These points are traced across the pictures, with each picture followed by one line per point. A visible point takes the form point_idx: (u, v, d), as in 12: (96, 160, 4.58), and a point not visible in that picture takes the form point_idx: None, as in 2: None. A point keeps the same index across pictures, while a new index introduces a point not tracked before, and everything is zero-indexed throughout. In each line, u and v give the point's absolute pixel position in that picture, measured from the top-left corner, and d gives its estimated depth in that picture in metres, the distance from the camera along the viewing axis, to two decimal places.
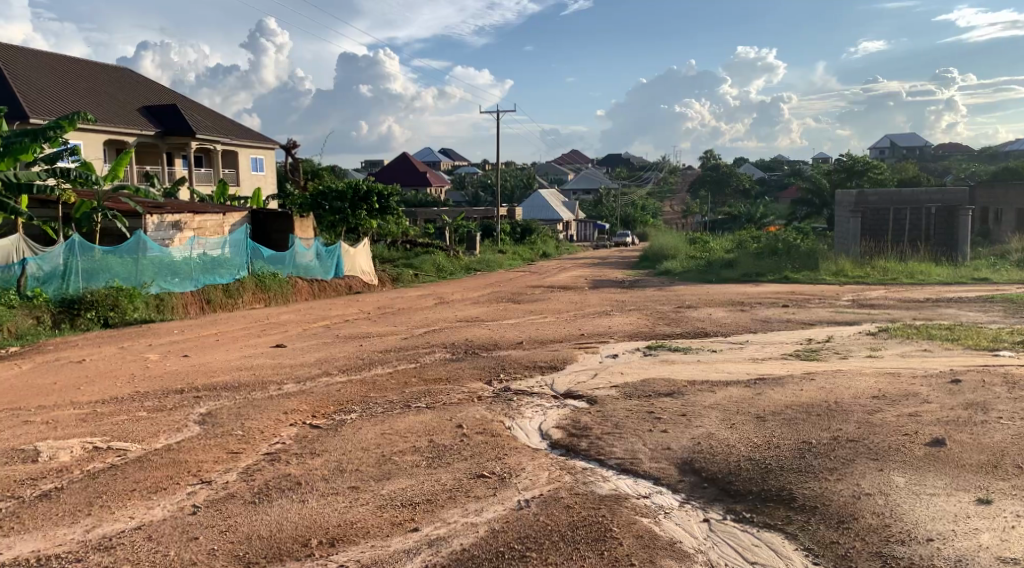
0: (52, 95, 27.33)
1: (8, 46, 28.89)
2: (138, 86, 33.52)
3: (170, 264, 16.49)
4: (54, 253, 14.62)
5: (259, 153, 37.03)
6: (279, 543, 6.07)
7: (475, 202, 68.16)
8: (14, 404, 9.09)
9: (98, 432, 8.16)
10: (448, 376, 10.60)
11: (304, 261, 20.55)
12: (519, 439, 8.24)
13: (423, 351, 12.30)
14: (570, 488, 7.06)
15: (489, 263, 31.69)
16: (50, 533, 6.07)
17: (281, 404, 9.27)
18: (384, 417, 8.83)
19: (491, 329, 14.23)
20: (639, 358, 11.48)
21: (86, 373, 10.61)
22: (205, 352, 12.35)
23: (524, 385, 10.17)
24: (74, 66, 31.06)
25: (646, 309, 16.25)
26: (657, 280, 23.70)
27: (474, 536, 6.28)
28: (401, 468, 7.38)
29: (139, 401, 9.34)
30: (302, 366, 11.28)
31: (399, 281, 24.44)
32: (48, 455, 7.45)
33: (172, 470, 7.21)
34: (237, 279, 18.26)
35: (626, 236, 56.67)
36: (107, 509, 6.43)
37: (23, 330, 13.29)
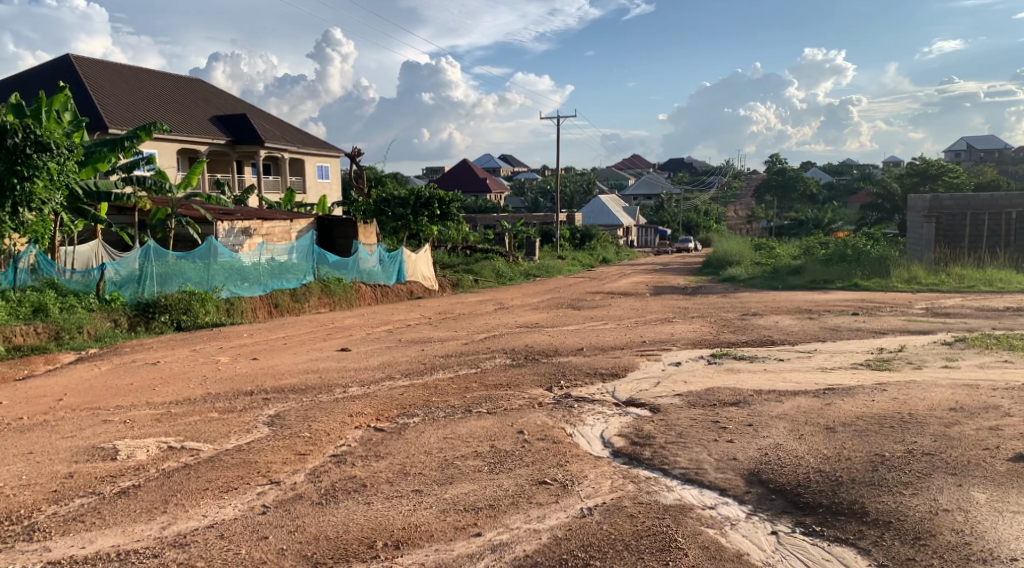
0: (128, 106, 28.32)
1: (88, 58, 30.05)
2: (209, 97, 34.49)
3: (238, 269, 16.93)
4: (130, 258, 15.12)
5: (325, 161, 37.76)
6: (346, 544, 6.17)
7: (535, 207, 68.31)
8: (94, 403, 9.44)
9: (172, 431, 8.42)
10: (508, 383, 10.60)
11: (367, 266, 20.87)
12: (579, 446, 8.22)
13: (484, 356, 12.38)
14: (633, 497, 7.00)
15: (549, 269, 31.73)
16: (128, 529, 6.27)
17: (346, 407, 9.40)
18: (446, 422, 8.89)
19: (551, 335, 14.24)
20: (703, 366, 11.34)
21: (160, 375, 10.96)
22: (273, 355, 12.64)
23: (584, 392, 10.13)
24: (149, 77, 32.14)
25: (710, 316, 16.02)
26: (721, 286, 23.34)
27: (538, 543, 6.28)
28: (463, 472, 7.43)
29: (211, 402, 9.61)
30: (366, 369, 11.44)
31: (459, 287, 24.61)
32: (126, 453, 7.70)
33: (242, 470, 7.40)
34: (302, 284, 18.64)
35: (689, 241, 56.05)
36: (181, 507, 6.62)
37: (102, 333, 13.73)
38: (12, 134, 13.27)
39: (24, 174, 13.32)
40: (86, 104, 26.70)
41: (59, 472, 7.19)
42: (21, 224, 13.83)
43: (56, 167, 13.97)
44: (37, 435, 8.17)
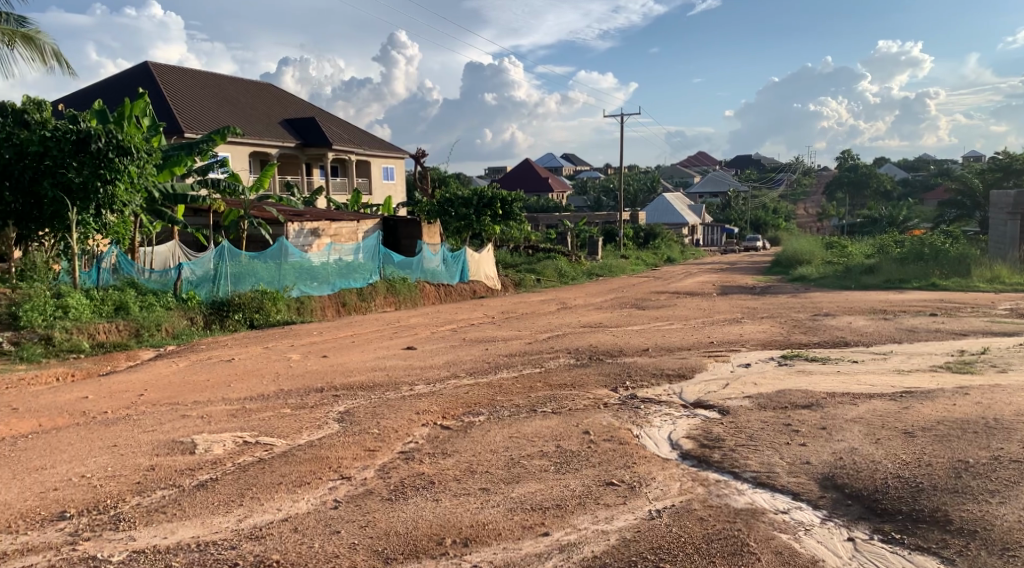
0: (202, 111, 29.15)
1: (166, 65, 31.07)
2: (279, 101, 35.26)
3: (309, 268, 17.32)
4: (206, 258, 15.56)
5: (390, 162, 38.24)
6: (415, 540, 6.23)
7: (598, 207, 67.96)
8: (172, 399, 9.75)
9: (248, 427, 8.64)
10: (573, 382, 10.58)
11: (431, 266, 21.07)
12: (647, 448, 8.15)
13: (548, 356, 12.36)
14: (703, 500, 6.91)
15: (612, 268, 31.56)
16: (207, 520, 6.45)
17: (413, 405, 9.51)
18: (512, 421, 8.91)
19: (615, 335, 14.12)
20: (773, 368, 11.12)
21: (234, 371, 11.27)
22: (342, 353, 12.86)
23: (651, 393, 10.04)
24: (222, 82, 33.06)
25: (779, 316, 15.69)
26: (790, 286, 22.87)
27: (606, 544, 6.25)
28: (530, 472, 7.44)
29: (284, 398, 9.83)
30: (432, 368, 11.55)
31: (522, 286, 24.67)
32: (204, 448, 7.93)
33: (314, 466, 7.54)
34: (369, 283, 18.95)
35: (756, 240, 55.11)
36: (257, 501, 6.79)
37: (179, 330, 14.17)
38: (95, 139, 13.73)
39: (107, 177, 13.87)
40: (163, 109, 27.60)
41: (141, 464, 7.44)
42: (104, 225, 14.55)
43: (136, 170, 14.50)
44: (120, 428, 8.47)
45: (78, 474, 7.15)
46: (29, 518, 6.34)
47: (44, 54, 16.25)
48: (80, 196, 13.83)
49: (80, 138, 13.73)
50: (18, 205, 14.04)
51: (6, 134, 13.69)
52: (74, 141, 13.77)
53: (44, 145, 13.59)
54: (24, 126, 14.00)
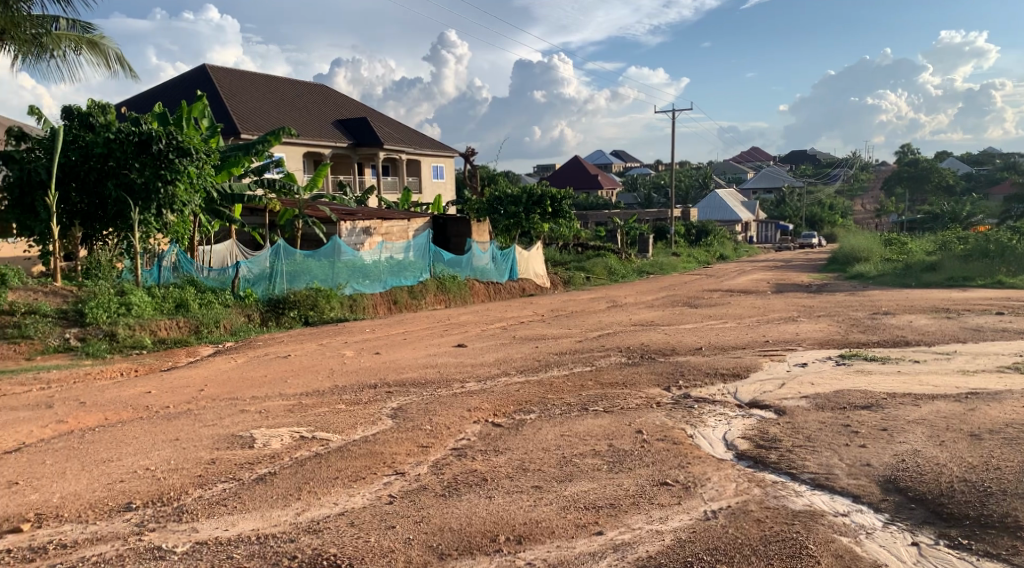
0: (258, 112, 29.70)
1: (223, 67, 31.74)
2: (331, 101, 35.73)
3: (361, 267, 17.53)
4: (261, 256, 15.85)
5: (440, 161, 38.47)
6: (469, 537, 6.26)
7: (649, 203, 67.41)
8: (231, 394, 9.96)
9: (304, 421, 8.79)
10: (625, 381, 10.53)
11: (481, 264, 21.14)
12: (702, 448, 8.06)
13: (599, 354, 12.31)
14: (760, 502, 6.81)
15: (664, 266, 31.28)
16: (267, 514, 6.57)
17: (465, 402, 9.55)
18: (562, 419, 8.90)
19: (667, 334, 13.99)
20: (831, 367, 10.91)
21: (290, 367, 11.47)
22: (394, 350, 12.99)
23: (705, 393, 9.93)
24: (277, 83, 33.65)
25: (837, 315, 15.38)
26: (848, 284, 22.39)
27: (660, 544, 6.20)
28: (582, 470, 7.42)
29: (338, 394, 9.97)
30: (483, 365, 11.58)
31: (572, 284, 24.62)
32: (262, 442, 8.09)
33: (369, 461, 7.63)
34: (419, 281, 19.12)
35: (811, 237, 54.11)
36: (315, 495, 6.90)
37: (237, 327, 14.48)
38: (157, 140, 14.18)
39: (167, 177, 14.27)
40: (221, 111, 28.21)
41: (203, 458, 7.61)
42: (165, 224, 14.88)
43: (195, 171, 14.91)
44: (182, 422, 8.69)
45: (143, 466, 7.34)
46: (98, 509, 6.51)
47: (107, 59, 16.71)
48: (142, 196, 14.19)
49: (142, 139, 14.17)
50: (84, 206, 14.46)
51: (72, 137, 14.12)
52: (137, 142, 14.20)
53: (108, 148, 14.04)
54: (89, 129, 14.45)
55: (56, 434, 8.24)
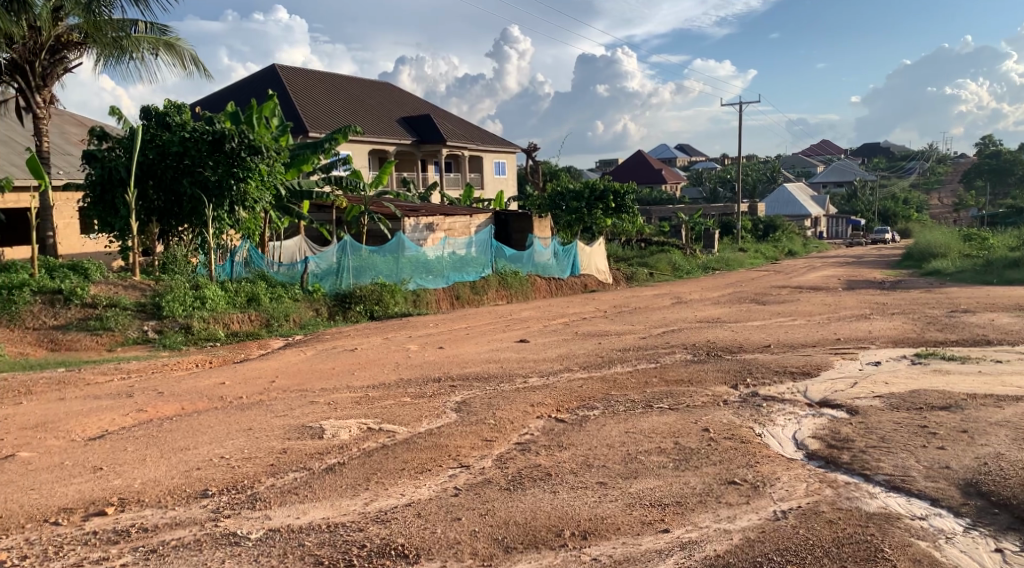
0: (325, 110, 30.26)
1: (292, 67, 32.39)
2: (396, 99, 36.16)
3: (424, 262, 17.71)
4: (329, 252, 16.17)
5: (502, 157, 38.59)
6: (534, 531, 6.27)
7: (715, 198, 66.41)
8: (301, 385, 10.18)
9: (371, 413, 8.93)
10: (690, 378, 10.41)
11: (543, 260, 21.15)
12: (771, 447, 7.90)
13: (664, 351, 12.19)
14: (832, 502, 6.66)
15: (730, 262, 30.79)
16: (336, 503, 6.70)
17: (528, 397, 9.56)
18: (627, 416, 8.84)
19: (734, 331, 13.76)
20: (906, 367, 10.59)
21: (357, 360, 11.66)
22: (458, 345, 13.08)
23: (773, 391, 9.75)
24: (343, 82, 34.21)
25: (913, 313, 14.89)
26: (924, 281, 21.66)
27: (729, 543, 6.11)
28: (648, 468, 7.35)
29: (403, 387, 10.09)
30: (545, 361, 11.58)
31: (635, 280, 24.44)
32: (331, 433, 8.23)
33: (434, 453, 7.70)
34: (481, 276, 19.22)
35: (884, 232, 52.61)
36: (382, 485, 7.00)
37: (305, 320, 14.77)
38: (229, 139, 14.58)
39: (240, 175, 14.63)
40: (289, 110, 28.81)
41: (275, 447, 7.79)
42: (238, 220, 15.30)
43: (266, 169, 15.29)
44: (255, 412, 8.92)
45: (217, 455, 7.55)
46: (177, 495, 6.72)
47: (183, 60, 17.23)
48: (215, 193, 14.58)
49: (216, 138, 14.58)
50: (161, 203, 14.92)
51: (149, 136, 14.60)
52: (210, 141, 14.61)
53: (184, 146, 14.49)
54: (166, 128, 14.90)
55: (137, 422, 8.54)
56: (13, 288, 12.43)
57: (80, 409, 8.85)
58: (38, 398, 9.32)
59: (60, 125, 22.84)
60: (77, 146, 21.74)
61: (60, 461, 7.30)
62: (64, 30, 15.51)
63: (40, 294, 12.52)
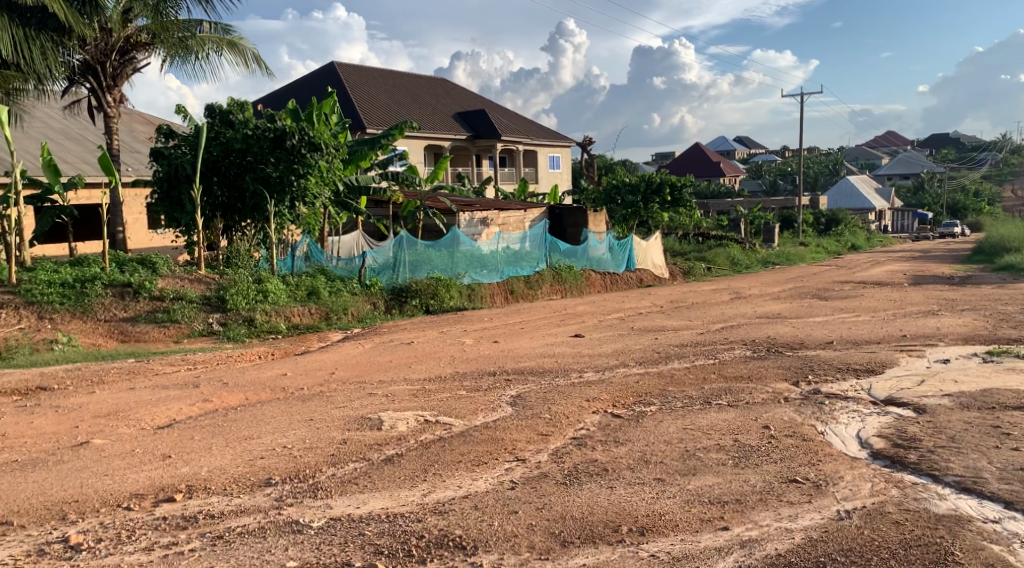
0: (382, 106, 30.58)
1: (350, 64, 32.81)
2: (452, 95, 36.34)
3: (479, 257, 17.79)
4: (386, 246, 16.33)
5: (557, 151, 38.51)
6: (591, 526, 6.25)
7: (775, 191, 65.20)
8: (360, 377, 10.34)
9: (428, 406, 9.00)
10: (750, 375, 10.25)
11: (598, 254, 21.04)
12: (833, 446, 7.73)
13: (722, 347, 12.03)
14: (898, 503, 6.48)
15: (790, 256, 30.20)
16: (395, 493, 6.77)
17: (584, 392, 9.53)
18: (685, 413, 8.74)
19: (795, 326, 13.51)
20: (977, 365, 10.26)
21: (414, 353, 11.77)
22: (513, 339, 13.10)
23: (836, 389, 9.54)
24: (399, 78, 34.54)
25: (985, 309, 14.40)
26: (995, 276, 20.95)
27: (791, 542, 6.01)
28: (706, 465, 7.27)
29: (459, 380, 10.15)
30: (601, 356, 11.52)
31: (691, 275, 24.16)
32: (389, 424, 8.32)
33: (491, 446, 7.73)
34: (536, 271, 19.21)
35: (953, 226, 51.02)
36: (440, 477, 7.06)
37: (362, 314, 14.96)
38: (291, 136, 14.79)
39: (300, 171, 14.90)
40: (347, 106, 29.21)
41: (335, 438, 7.92)
42: (298, 216, 15.63)
43: (326, 166, 15.50)
44: (316, 403, 9.07)
45: (280, 444, 7.70)
46: (242, 483, 6.88)
47: (246, 58, 17.58)
48: (277, 189, 14.91)
49: (277, 135, 14.79)
50: (224, 198, 15.28)
51: (214, 133, 14.93)
52: (272, 138, 14.84)
53: (247, 143, 14.78)
54: (230, 125, 15.20)
55: (203, 412, 8.76)
56: (86, 281, 12.80)
57: (149, 399, 9.13)
58: (110, 387, 9.64)
59: (129, 123, 23.53)
60: (145, 144, 22.40)
61: (132, 448, 7.54)
62: (132, 31, 15.96)
63: (111, 288, 12.90)
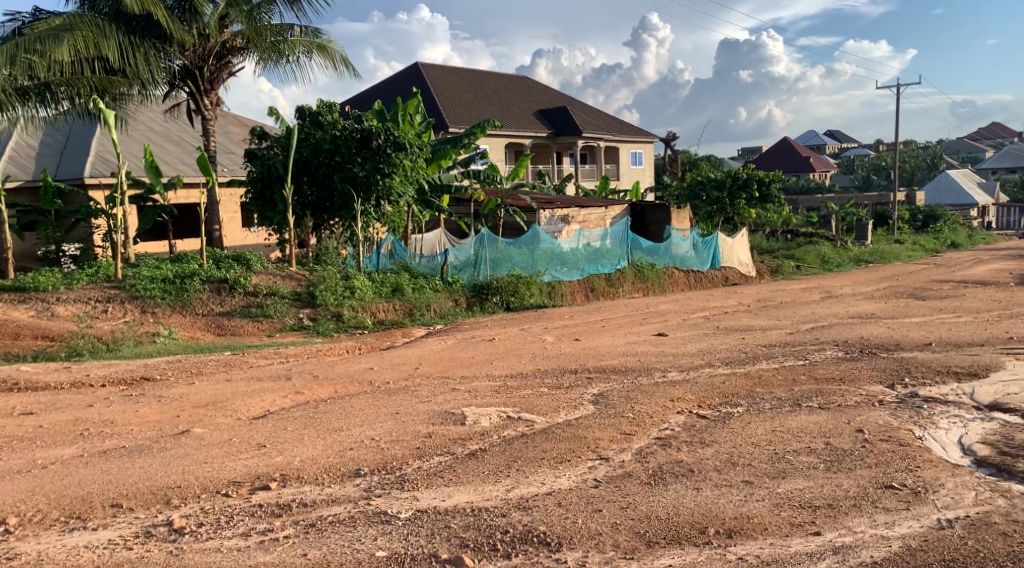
0: (465, 105, 30.87)
1: (434, 64, 33.24)
2: (534, 92, 36.41)
3: (560, 254, 17.77)
4: (467, 244, 16.52)
5: (640, 148, 38.14)
6: (677, 527, 6.16)
7: (868, 186, 62.93)
8: (443, 372, 10.46)
9: (510, 402, 9.04)
10: (842, 376, 9.93)
11: (681, 252, 20.73)
12: (933, 451, 7.43)
13: (813, 347, 11.68)
14: (1005, 514, 6.20)
15: (885, 254, 29.13)
16: (480, 487, 6.83)
17: (667, 392, 9.41)
18: (774, 414, 8.52)
19: (891, 327, 13.01)
20: None
21: (497, 350, 11.84)
22: (594, 337, 13.03)
23: (935, 392, 9.16)
24: (481, 77, 34.79)
25: None
26: None
27: (888, 550, 5.80)
28: (797, 468, 7.08)
29: (542, 377, 10.17)
30: (686, 355, 11.34)
31: (778, 273, 23.57)
32: (472, 420, 8.39)
33: (574, 444, 7.72)
34: (617, 269, 19.06)
35: None
36: (523, 473, 7.08)
37: (445, 311, 15.13)
38: (376, 136, 15.01)
39: (386, 171, 15.13)
40: (431, 106, 29.62)
41: (420, 431, 8.03)
42: (383, 214, 15.93)
43: (410, 164, 15.68)
44: (402, 397, 9.21)
45: (369, 437, 7.86)
46: (333, 473, 7.05)
47: (334, 61, 17.99)
48: (363, 188, 15.22)
49: (364, 135, 15.04)
50: (314, 197, 15.76)
51: (304, 134, 15.33)
52: (359, 138, 15.10)
53: (335, 144, 15.10)
54: (319, 126, 15.52)
55: (295, 403, 9.02)
56: (185, 277, 13.36)
57: (245, 390, 9.44)
58: (207, 378, 10.02)
59: (224, 125, 24.42)
60: (240, 145, 23.21)
61: (229, 438, 7.82)
62: (228, 36, 16.50)
63: (208, 283, 13.41)
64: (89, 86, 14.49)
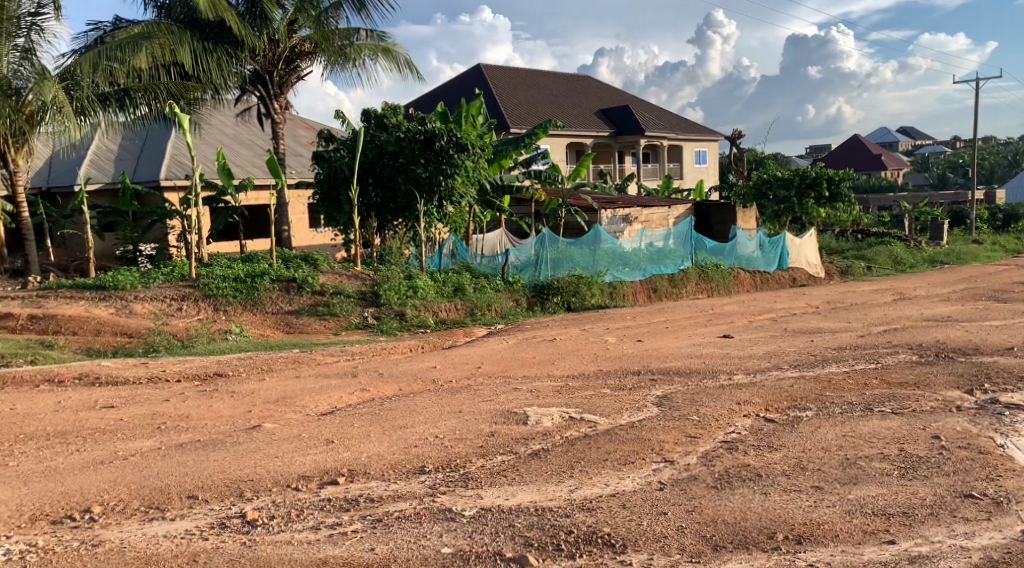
0: (526, 106, 30.93)
1: (497, 65, 33.38)
2: (597, 92, 36.26)
3: (622, 254, 17.64)
4: (528, 244, 16.54)
5: (704, 146, 37.64)
6: (745, 531, 6.06)
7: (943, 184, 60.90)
8: (505, 372, 10.48)
9: (572, 403, 9.02)
10: (916, 381, 9.62)
11: (747, 252, 20.37)
12: (1016, 460, 7.15)
13: (885, 351, 11.34)
14: None
15: (962, 255, 28.15)
16: (543, 487, 6.82)
17: (733, 395, 9.25)
18: (844, 419, 8.32)
19: (968, 330, 12.55)
20: None
21: (559, 350, 11.82)
22: (657, 338, 12.90)
23: (1017, 399, 8.80)
24: (544, 77, 34.80)
25: None
26: None
27: (966, 562, 5.63)
28: (869, 474, 6.89)
29: (604, 378, 10.11)
30: (753, 357, 11.15)
31: (848, 274, 22.98)
32: (534, 420, 8.39)
33: (637, 446, 7.65)
34: (680, 269, 18.82)
35: None
36: (586, 474, 7.05)
37: (506, 310, 15.16)
38: (439, 138, 15.10)
39: (448, 172, 15.22)
40: (494, 107, 29.77)
41: (483, 430, 8.07)
42: (445, 215, 16.06)
43: (472, 165, 15.74)
44: (464, 396, 9.26)
45: (433, 434, 7.93)
46: (398, 470, 7.13)
47: (399, 63, 18.21)
48: (426, 189, 15.36)
49: (427, 137, 15.15)
50: (378, 198, 16.00)
51: (369, 136, 15.55)
52: (422, 140, 15.21)
53: (399, 145, 15.25)
54: (383, 128, 15.72)
55: (361, 400, 9.15)
56: (255, 276, 13.68)
57: (313, 387, 9.62)
58: (277, 375, 10.26)
59: (292, 128, 24.95)
60: (307, 147, 23.68)
61: (298, 433, 7.98)
62: (297, 41, 16.82)
63: (277, 282, 13.71)
64: (166, 92, 14.96)
